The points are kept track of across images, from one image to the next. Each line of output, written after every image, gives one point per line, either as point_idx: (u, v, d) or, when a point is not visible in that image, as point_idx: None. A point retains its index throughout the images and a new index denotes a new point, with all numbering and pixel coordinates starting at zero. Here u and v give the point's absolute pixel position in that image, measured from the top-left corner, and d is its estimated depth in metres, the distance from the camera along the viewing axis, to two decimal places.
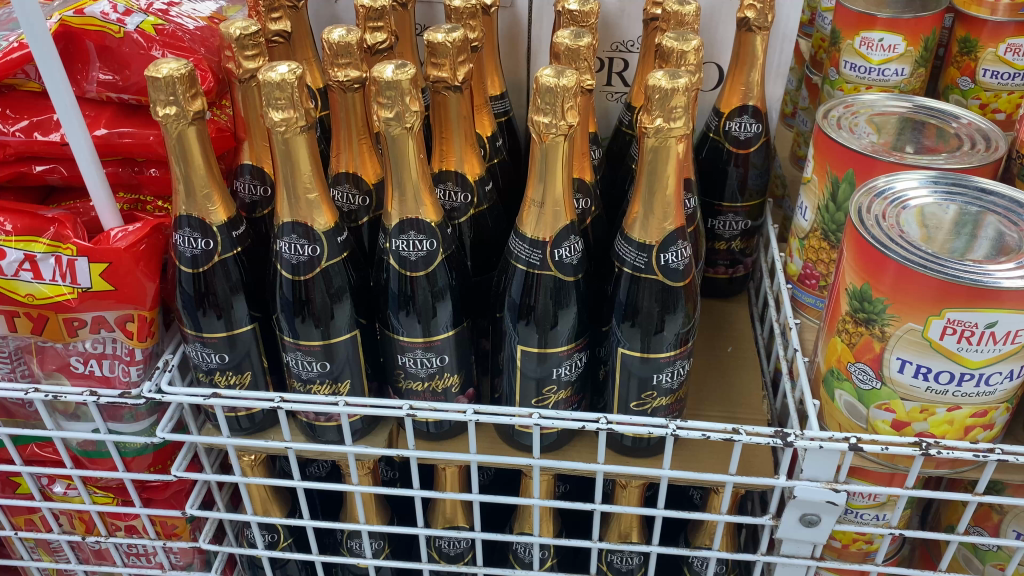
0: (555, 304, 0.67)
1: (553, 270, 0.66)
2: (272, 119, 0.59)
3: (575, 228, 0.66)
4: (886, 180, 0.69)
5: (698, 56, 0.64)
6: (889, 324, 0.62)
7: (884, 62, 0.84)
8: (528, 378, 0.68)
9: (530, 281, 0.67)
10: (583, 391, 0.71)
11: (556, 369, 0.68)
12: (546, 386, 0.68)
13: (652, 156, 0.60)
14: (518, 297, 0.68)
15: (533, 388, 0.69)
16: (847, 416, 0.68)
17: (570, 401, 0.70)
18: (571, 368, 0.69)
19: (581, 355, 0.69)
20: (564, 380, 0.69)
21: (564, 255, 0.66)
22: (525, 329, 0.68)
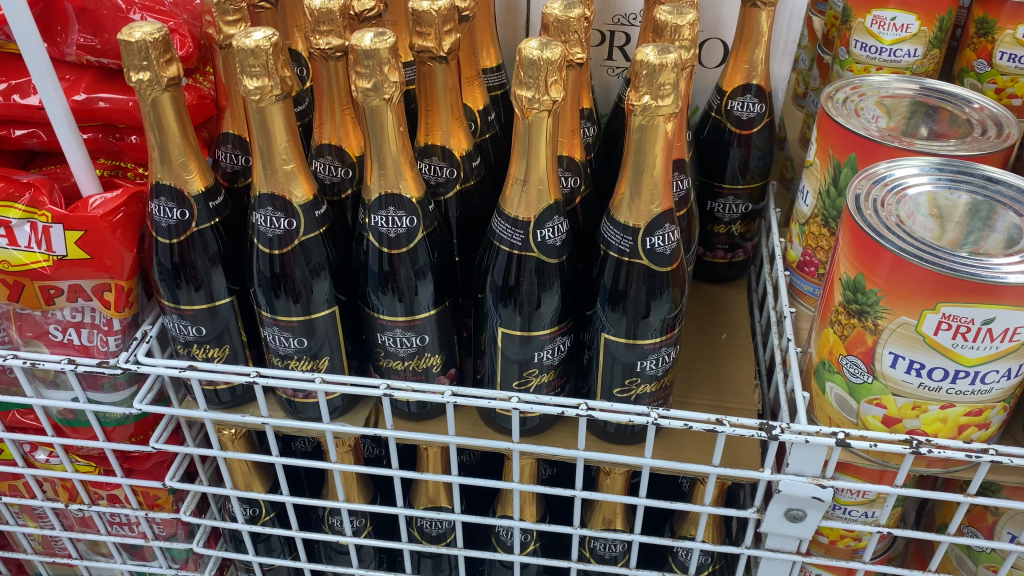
0: (537, 287, 0.65)
1: (537, 252, 0.64)
2: (246, 87, 0.57)
3: (560, 209, 0.64)
4: (886, 166, 0.67)
5: (693, 31, 0.61)
6: (882, 317, 0.59)
7: (896, 42, 0.80)
8: (510, 361, 0.67)
9: (512, 262, 0.65)
10: (567, 375, 0.70)
11: (538, 353, 0.66)
12: (529, 370, 0.66)
13: (639, 135, 0.57)
14: (501, 278, 0.66)
15: (515, 371, 0.67)
16: (838, 410, 0.66)
17: (553, 385, 0.68)
18: (554, 353, 0.67)
19: (564, 339, 0.67)
20: (547, 364, 0.67)
21: (547, 237, 0.64)
22: (507, 311, 0.66)
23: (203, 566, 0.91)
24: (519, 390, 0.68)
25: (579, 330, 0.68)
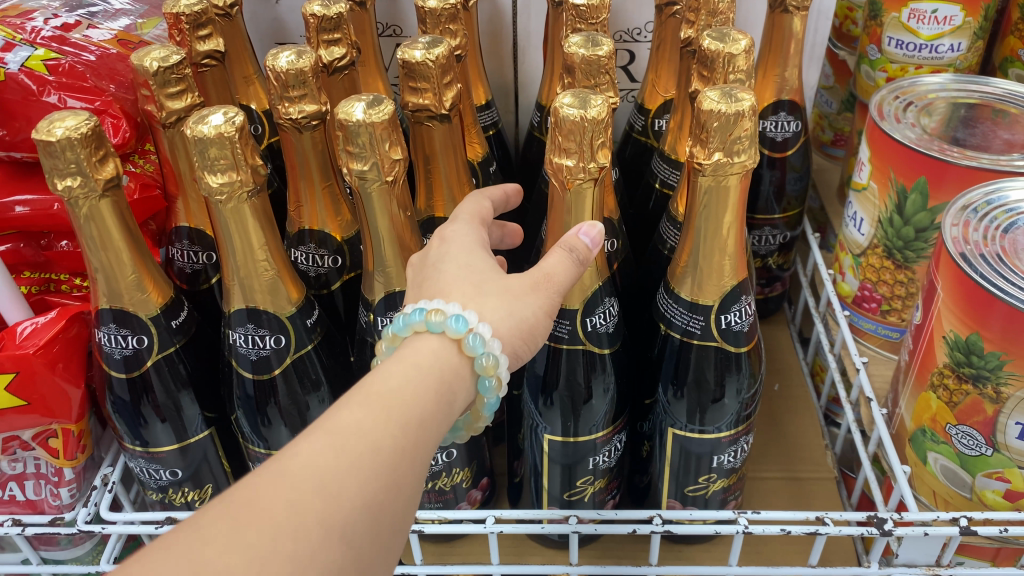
0: (592, 382, 0.54)
1: (586, 341, 0.54)
2: (209, 186, 0.45)
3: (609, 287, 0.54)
4: (984, 192, 0.57)
5: (750, 60, 0.50)
6: (1006, 384, 0.50)
7: (936, 37, 0.71)
8: (559, 468, 0.55)
9: (559, 354, 0.54)
10: (624, 474, 0.59)
11: (592, 459, 0.55)
12: (583, 477, 0.55)
13: (706, 199, 0.47)
14: (542, 372, 0.55)
15: (562, 480, 0.56)
16: (945, 483, 0.56)
17: (608, 490, 0.57)
18: (611, 456, 0.56)
19: (620, 438, 0.56)
20: (604, 469, 0.56)
21: (598, 324, 0.54)
22: (550, 411, 0.55)
23: None
24: (571, 501, 0.57)
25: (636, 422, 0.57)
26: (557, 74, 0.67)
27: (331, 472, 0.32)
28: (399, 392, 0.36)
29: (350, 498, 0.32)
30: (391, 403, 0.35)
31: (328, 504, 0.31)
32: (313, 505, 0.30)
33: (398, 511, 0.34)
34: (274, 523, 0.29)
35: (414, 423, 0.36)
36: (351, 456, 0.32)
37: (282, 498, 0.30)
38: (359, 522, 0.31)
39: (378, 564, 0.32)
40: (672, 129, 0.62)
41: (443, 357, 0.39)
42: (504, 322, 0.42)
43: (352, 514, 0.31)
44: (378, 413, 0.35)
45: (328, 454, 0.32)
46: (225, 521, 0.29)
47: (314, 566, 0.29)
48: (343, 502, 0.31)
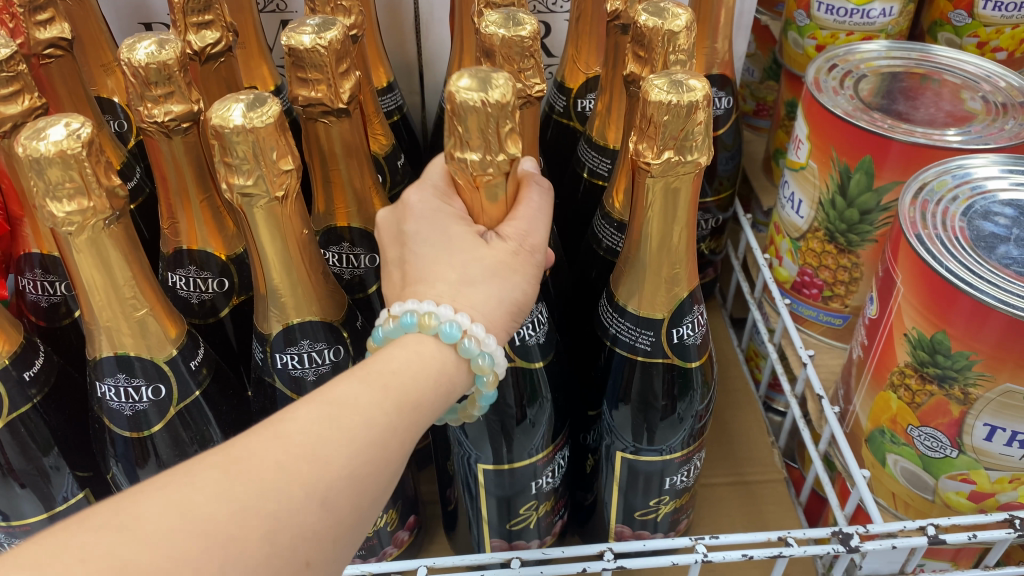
0: (526, 400, 0.49)
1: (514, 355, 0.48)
2: (53, 215, 0.36)
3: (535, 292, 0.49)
4: (938, 171, 0.53)
5: (691, 38, 0.44)
6: (975, 385, 0.46)
7: (866, 1, 0.66)
8: (495, 498, 0.49)
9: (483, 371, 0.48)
10: (569, 492, 0.53)
11: (535, 483, 0.49)
12: (524, 504, 0.49)
13: (655, 202, 0.41)
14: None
15: (501, 509, 0.50)
16: (906, 486, 0.53)
17: (551, 511, 0.52)
18: (553, 477, 0.50)
19: (560, 456, 0.50)
20: (547, 492, 0.50)
21: (527, 336, 0.49)
22: (479, 434, 0.48)
23: None
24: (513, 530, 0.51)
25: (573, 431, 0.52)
26: (466, 55, 0.59)
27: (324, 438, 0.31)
28: (399, 372, 0.34)
29: (338, 466, 0.30)
30: (389, 382, 0.33)
31: (317, 468, 0.30)
32: (301, 469, 0.29)
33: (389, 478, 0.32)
34: (263, 484, 0.28)
35: (416, 397, 0.34)
36: (347, 424, 0.31)
37: (267, 461, 0.29)
38: (343, 490, 0.30)
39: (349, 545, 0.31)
40: (600, 114, 0.56)
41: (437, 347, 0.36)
42: (491, 308, 0.38)
43: (341, 483, 0.30)
44: (376, 389, 0.33)
45: (321, 416, 0.31)
46: (208, 475, 0.28)
47: (291, 529, 0.28)
48: (333, 471, 0.30)
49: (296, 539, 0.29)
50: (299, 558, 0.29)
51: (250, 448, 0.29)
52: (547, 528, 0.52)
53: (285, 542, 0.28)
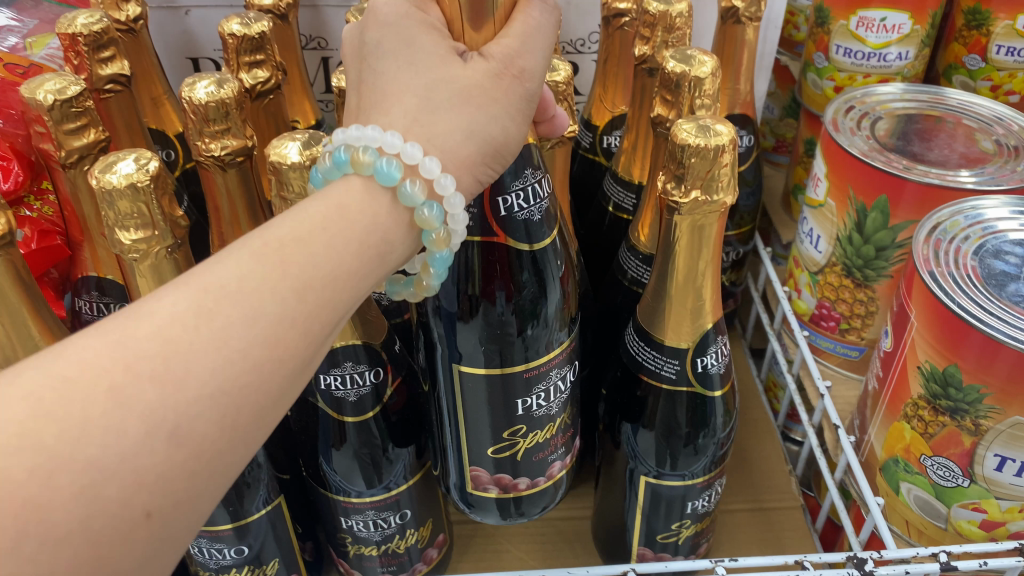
0: (524, 307, 0.48)
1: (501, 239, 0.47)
2: (121, 242, 0.39)
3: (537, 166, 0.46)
4: (952, 211, 0.55)
5: (716, 84, 0.46)
6: (986, 417, 0.48)
7: (883, 45, 0.69)
8: (485, 413, 0.47)
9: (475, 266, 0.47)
10: (568, 432, 0.51)
11: (530, 398, 0.47)
12: (511, 427, 0.47)
13: (681, 238, 0.43)
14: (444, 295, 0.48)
15: (494, 427, 0.47)
16: (919, 514, 0.54)
17: (554, 441, 0.50)
18: (547, 401, 0.48)
19: (560, 374, 0.48)
20: (541, 418, 0.48)
21: (514, 205, 0.45)
22: (471, 348, 0.47)
23: None
24: (498, 458, 0.49)
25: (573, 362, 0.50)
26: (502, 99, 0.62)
27: (179, 351, 0.28)
28: (306, 243, 0.32)
29: (195, 388, 0.28)
30: (292, 255, 0.32)
31: (163, 395, 0.28)
32: (143, 395, 0.27)
33: (276, 383, 0.31)
34: (89, 425, 0.26)
35: (309, 285, 0.32)
36: (212, 328, 0.29)
37: (97, 385, 0.27)
38: (200, 417, 0.28)
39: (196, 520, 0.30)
40: (626, 151, 0.58)
41: (370, 194, 0.35)
42: (460, 148, 0.37)
43: (200, 406, 0.28)
44: (274, 266, 0.31)
45: (188, 323, 0.29)
46: (24, 410, 0.26)
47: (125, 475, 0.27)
48: (187, 396, 0.28)
49: (131, 488, 0.27)
50: (135, 509, 0.27)
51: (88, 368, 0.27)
52: (537, 466, 0.50)
53: (112, 492, 0.26)
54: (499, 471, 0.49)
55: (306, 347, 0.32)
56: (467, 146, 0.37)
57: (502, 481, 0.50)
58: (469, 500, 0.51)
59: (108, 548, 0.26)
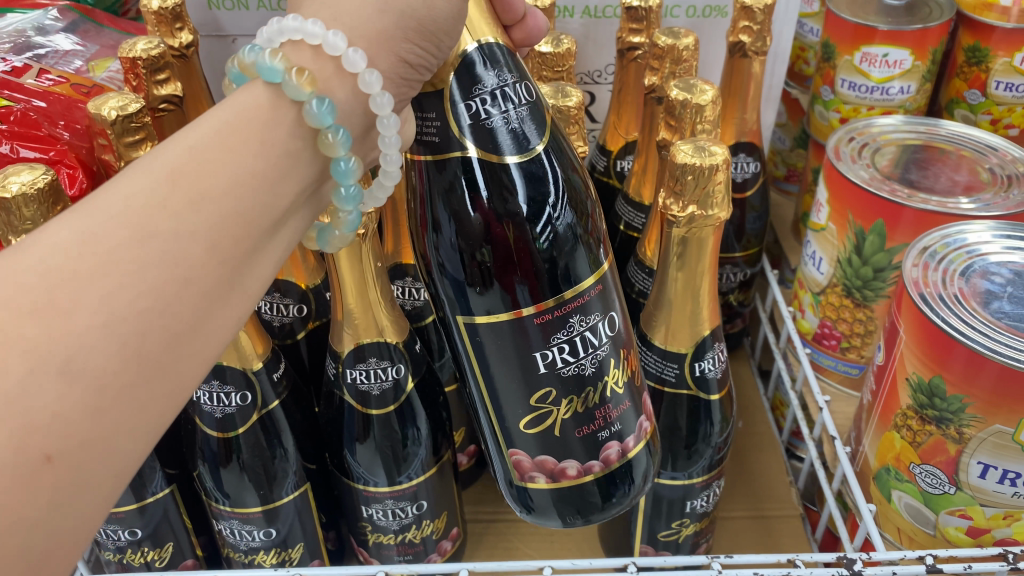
0: (540, 263, 0.44)
1: (489, 168, 0.43)
2: None
3: (504, 65, 0.42)
4: (942, 236, 0.58)
5: (716, 110, 0.51)
6: (968, 426, 0.51)
7: (886, 79, 0.73)
8: (507, 383, 0.44)
9: (477, 232, 0.45)
10: (618, 404, 0.47)
11: (551, 352, 0.43)
12: (533, 396, 0.44)
13: (681, 250, 0.47)
14: (455, 266, 0.46)
15: (521, 389, 0.44)
16: (910, 520, 0.57)
17: (597, 412, 0.46)
18: (574, 358, 0.44)
19: (592, 331, 0.44)
20: (570, 380, 0.44)
21: (478, 111, 0.41)
22: (484, 299, 0.44)
23: None
24: (536, 436, 0.46)
25: (610, 316, 0.45)
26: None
27: (63, 282, 0.29)
28: (206, 157, 0.32)
29: (82, 318, 0.29)
30: (177, 165, 0.32)
31: (45, 328, 0.28)
32: (22, 328, 0.28)
33: (188, 309, 0.32)
34: None
35: (209, 194, 0.32)
36: (96, 252, 0.30)
37: None
38: (95, 347, 0.29)
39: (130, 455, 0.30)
40: (637, 173, 0.63)
41: (272, 104, 0.35)
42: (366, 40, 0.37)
43: (88, 337, 0.29)
44: (162, 179, 0.32)
45: (66, 258, 0.29)
46: None
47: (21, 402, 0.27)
48: (72, 329, 0.29)
49: (19, 430, 0.27)
50: (33, 450, 0.28)
51: None
52: (582, 444, 0.46)
53: (1, 435, 0.27)
54: (540, 454, 0.47)
55: (217, 269, 0.32)
56: (377, 37, 0.37)
57: (546, 466, 0.47)
58: (526, 500, 0.49)
59: (6, 489, 0.27)
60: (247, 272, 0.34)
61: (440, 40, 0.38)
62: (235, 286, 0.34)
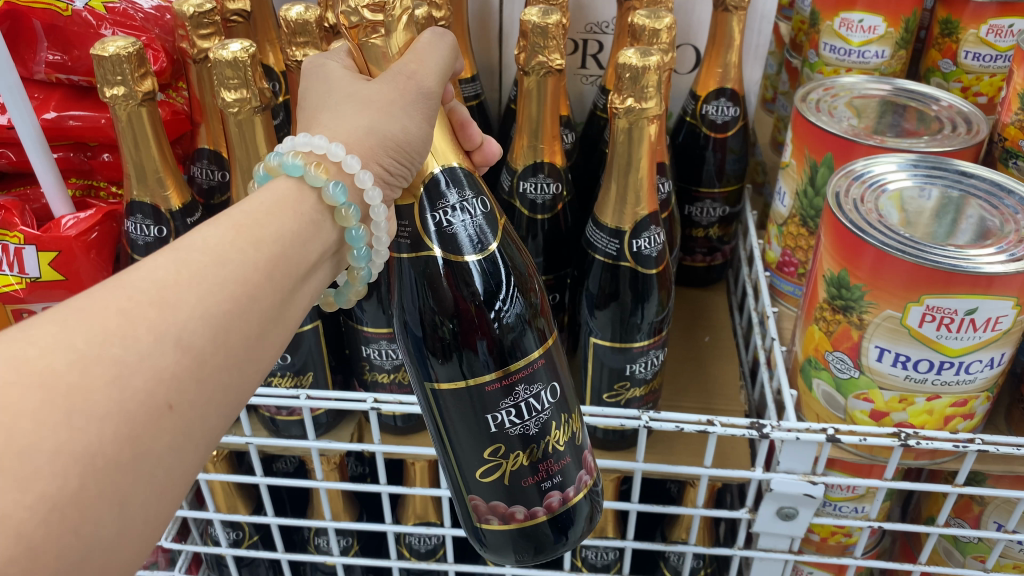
0: (496, 333, 0.57)
1: (453, 267, 0.56)
2: (224, 99, 0.57)
3: (465, 185, 0.54)
4: (863, 163, 0.67)
5: (671, 35, 0.61)
6: (867, 311, 0.60)
7: (863, 44, 0.82)
8: (466, 441, 0.55)
9: (449, 306, 0.57)
10: (559, 458, 0.57)
11: (498, 416, 0.54)
12: (485, 449, 0.55)
13: (624, 137, 0.57)
14: (420, 332, 0.59)
15: (475, 445, 0.55)
16: (825, 406, 0.66)
17: (540, 467, 0.56)
18: (520, 419, 0.54)
19: (532, 399, 0.55)
20: (516, 437, 0.55)
21: (440, 223, 0.54)
22: (447, 368, 0.57)
23: None
24: (491, 485, 0.57)
25: (552, 384, 0.56)
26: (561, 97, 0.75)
27: (168, 285, 0.35)
28: (256, 224, 0.40)
29: (187, 309, 0.35)
30: (239, 223, 0.39)
31: (161, 312, 0.34)
32: (147, 314, 0.33)
33: (256, 319, 0.38)
34: (104, 328, 0.32)
35: (265, 240, 0.40)
36: (190, 271, 0.36)
37: (110, 307, 0.33)
38: (197, 329, 0.35)
39: (231, 361, 0.36)
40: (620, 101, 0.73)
41: (299, 191, 0.44)
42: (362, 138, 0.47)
43: (192, 322, 0.35)
44: (227, 229, 0.39)
45: (169, 269, 0.35)
46: (81, 338, 0.31)
47: (145, 367, 0.32)
48: (178, 314, 0.34)
49: (152, 380, 0.32)
50: (158, 399, 0.33)
51: (97, 298, 0.33)
52: (531, 493, 0.57)
53: (138, 381, 0.32)
54: (494, 499, 0.57)
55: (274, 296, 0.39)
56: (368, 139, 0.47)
57: (499, 509, 0.58)
58: (481, 535, 0.60)
59: (139, 432, 0.32)
60: (289, 309, 0.41)
61: (412, 154, 0.49)
62: (280, 320, 0.40)
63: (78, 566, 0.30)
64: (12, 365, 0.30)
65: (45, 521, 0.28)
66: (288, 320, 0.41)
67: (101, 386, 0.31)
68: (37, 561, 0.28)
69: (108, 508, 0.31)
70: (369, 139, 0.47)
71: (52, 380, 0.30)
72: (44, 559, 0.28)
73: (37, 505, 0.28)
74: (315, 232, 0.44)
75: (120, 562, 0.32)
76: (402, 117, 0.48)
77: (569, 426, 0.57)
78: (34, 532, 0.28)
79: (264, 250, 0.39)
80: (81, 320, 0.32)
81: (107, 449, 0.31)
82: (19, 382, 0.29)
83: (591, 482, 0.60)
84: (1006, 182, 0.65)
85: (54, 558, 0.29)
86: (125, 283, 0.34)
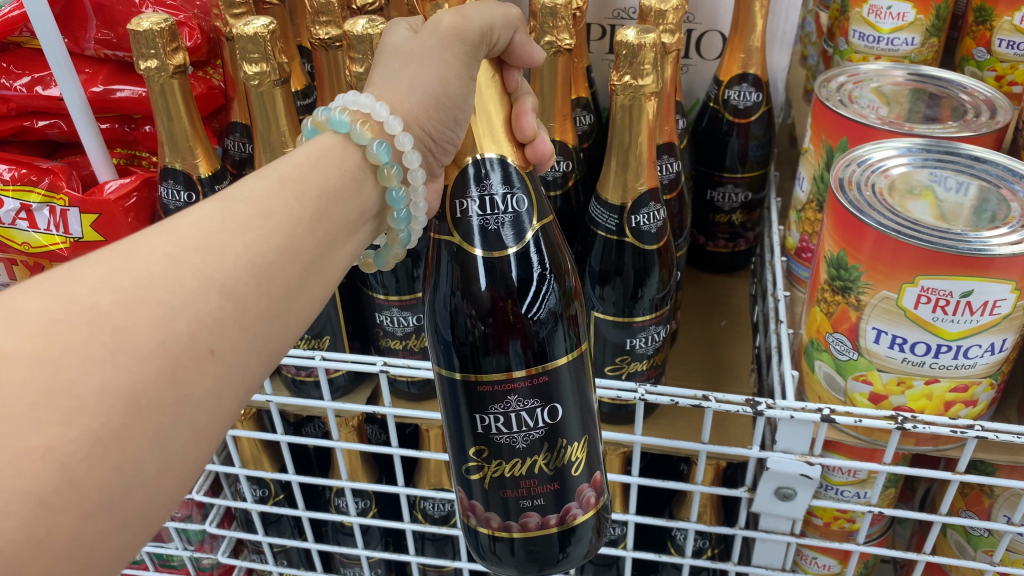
0: (530, 329, 0.54)
1: (492, 264, 0.52)
2: (246, 72, 0.61)
3: (516, 181, 0.51)
4: (866, 150, 0.67)
5: (677, 15, 0.62)
6: (864, 292, 0.61)
7: (893, 30, 0.81)
8: (456, 432, 0.53)
9: (484, 304, 0.54)
10: (543, 482, 0.53)
11: (487, 419, 0.51)
12: (470, 447, 0.53)
13: (624, 113, 0.58)
14: (451, 335, 0.55)
15: (461, 440, 0.53)
16: (826, 387, 0.67)
17: (523, 481, 0.53)
18: (508, 430, 0.52)
19: (525, 414, 0.51)
20: (501, 446, 0.52)
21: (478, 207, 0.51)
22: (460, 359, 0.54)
23: (217, 549, 0.94)
24: (473, 483, 0.55)
25: (553, 405, 0.52)
26: (576, 79, 0.77)
27: (212, 234, 0.35)
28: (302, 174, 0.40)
29: (231, 257, 0.35)
30: (285, 175, 0.39)
31: (207, 261, 0.34)
32: (192, 261, 0.34)
33: (295, 271, 0.38)
34: (149, 273, 0.32)
35: (310, 193, 0.40)
36: (236, 221, 0.36)
37: (156, 254, 0.33)
38: (240, 277, 0.35)
39: (268, 322, 0.36)
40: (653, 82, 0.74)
41: (342, 145, 0.44)
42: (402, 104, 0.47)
43: (235, 271, 0.35)
44: (275, 181, 0.39)
45: (214, 218, 0.35)
46: (128, 281, 0.32)
47: (189, 311, 0.32)
48: (223, 264, 0.34)
49: (195, 324, 0.32)
50: (201, 343, 0.33)
51: (144, 243, 0.33)
52: (505, 505, 0.54)
53: (181, 325, 0.32)
54: (473, 499, 0.56)
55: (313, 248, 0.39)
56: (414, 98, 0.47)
57: (476, 509, 0.56)
58: (479, 549, 0.58)
59: (180, 375, 0.32)
60: (329, 261, 0.41)
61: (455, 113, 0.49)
62: (320, 273, 0.40)
63: (120, 498, 0.30)
64: (64, 304, 0.30)
65: (90, 453, 0.29)
66: (328, 275, 0.41)
67: (144, 326, 0.31)
68: (80, 494, 0.29)
69: (151, 447, 0.31)
70: (408, 99, 0.47)
71: (98, 318, 0.30)
72: (87, 492, 0.29)
73: (81, 440, 0.28)
74: (356, 191, 0.44)
75: (160, 501, 0.32)
76: (445, 74, 0.48)
77: (563, 454, 0.53)
78: (78, 464, 0.28)
79: (307, 204, 0.39)
80: (127, 263, 0.32)
81: (149, 387, 0.31)
82: (66, 321, 0.30)
83: (583, 516, 0.56)
84: (1018, 168, 0.64)
85: (97, 490, 0.29)
86: (170, 233, 0.34)
